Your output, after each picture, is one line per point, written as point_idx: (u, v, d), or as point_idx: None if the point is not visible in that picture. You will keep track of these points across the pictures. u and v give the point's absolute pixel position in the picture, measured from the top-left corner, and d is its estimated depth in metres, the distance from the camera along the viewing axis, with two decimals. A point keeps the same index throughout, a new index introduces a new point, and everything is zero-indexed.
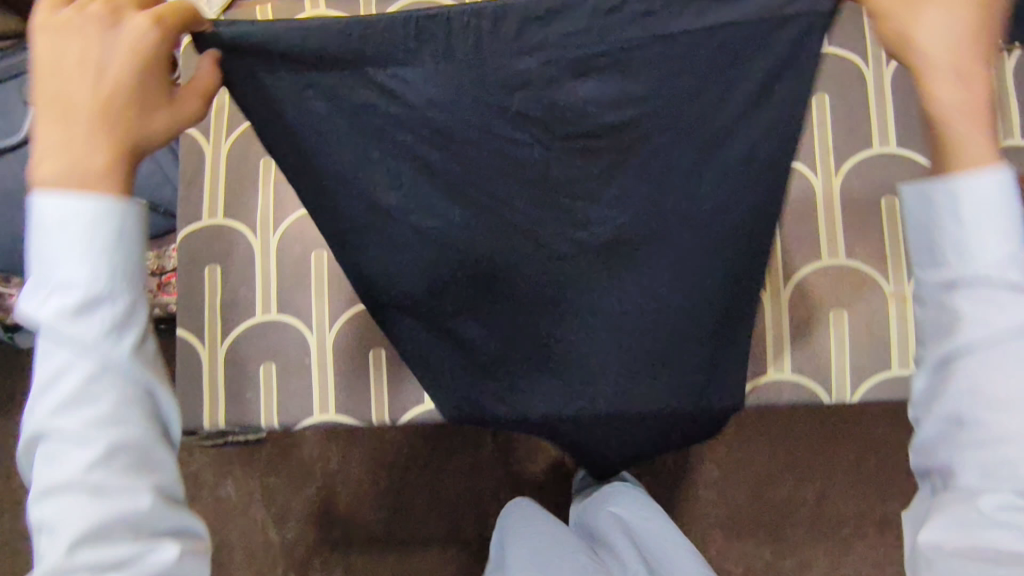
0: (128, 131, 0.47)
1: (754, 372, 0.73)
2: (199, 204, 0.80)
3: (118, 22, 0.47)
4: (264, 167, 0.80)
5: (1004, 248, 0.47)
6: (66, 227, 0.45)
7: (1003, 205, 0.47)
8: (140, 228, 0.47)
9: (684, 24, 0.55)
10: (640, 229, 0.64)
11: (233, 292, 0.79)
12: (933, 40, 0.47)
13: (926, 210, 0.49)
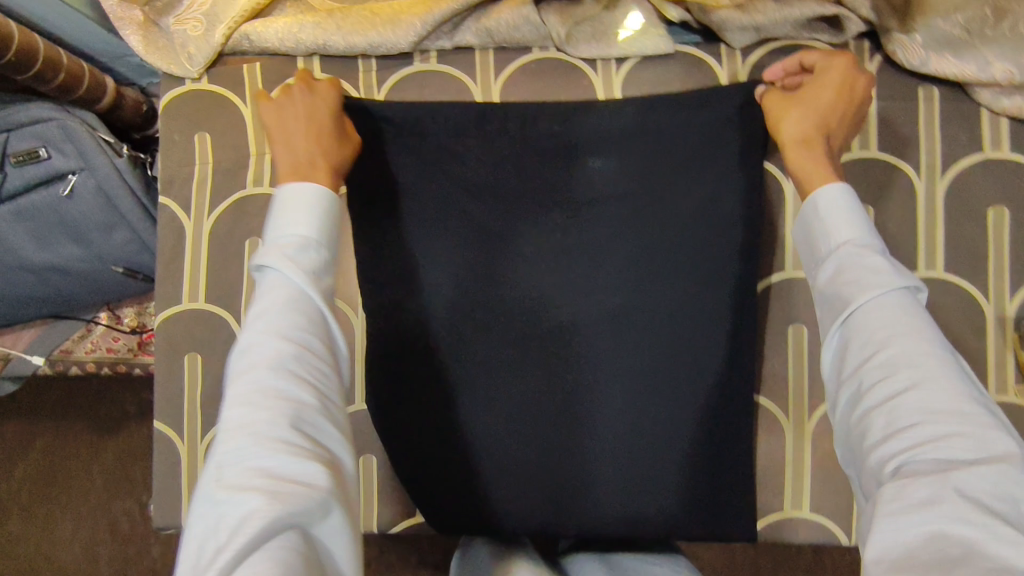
0: (326, 156, 0.60)
1: (767, 509, 0.69)
2: (179, 285, 0.74)
3: (313, 92, 0.64)
4: (249, 249, 0.74)
5: (875, 261, 0.48)
6: (304, 204, 0.51)
7: (848, 214, 0.52)
8: (338, 236, 0.53)
9: (676, 118, 0.67)
10: (614, 316, 0.66)
11: (215, 385, 0.73)
12: (793, 124, 0.61)
13: (821, 228, 0.52)
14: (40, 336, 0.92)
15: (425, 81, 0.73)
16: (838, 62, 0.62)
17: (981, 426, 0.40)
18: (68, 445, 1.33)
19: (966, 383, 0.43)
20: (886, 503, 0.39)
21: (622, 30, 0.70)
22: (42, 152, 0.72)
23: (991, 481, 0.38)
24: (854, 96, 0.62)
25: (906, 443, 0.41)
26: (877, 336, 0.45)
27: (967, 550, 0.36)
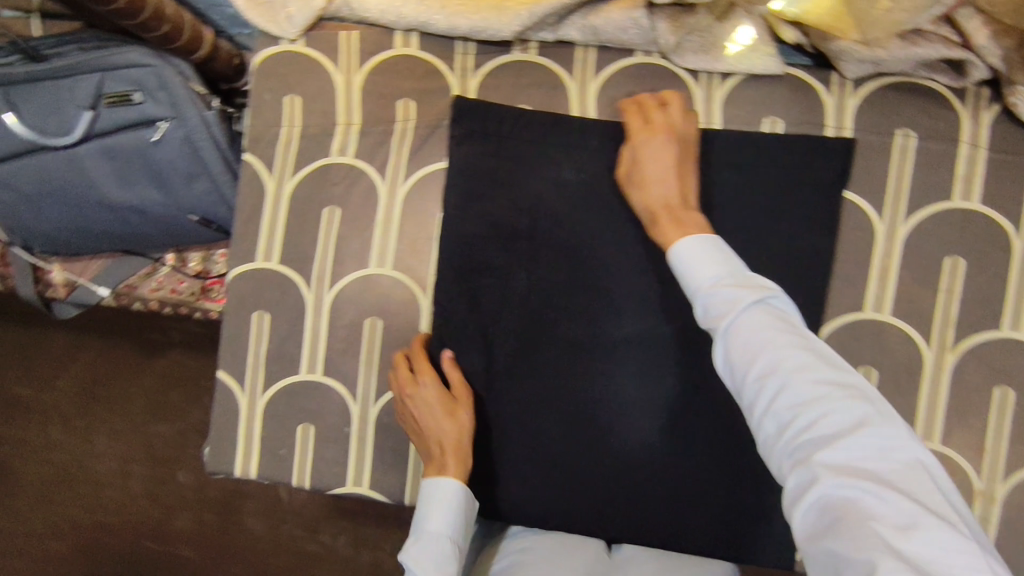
0: (454, 446, 0.68)
1: None
2: (256, 244, 0.75)
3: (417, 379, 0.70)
4: (327, 217, 0.74)
5: (724, 298, 0.53)
6: (438, 500, 0.66)
7: (698, 248, 0.57)
8: (468, 503, 0.67)
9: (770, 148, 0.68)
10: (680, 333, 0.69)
11: (280, 345, 0.75)
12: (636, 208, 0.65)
13: (687, 273, 0.57)
14: (107, 269, 0.94)
15: (521, 71, 0.72)
16: (656, 137, 0.65)
17: (840, 400, 0.46)
18: (109, 367, 1.36)
19: (821, 362, 0.48)
20: (788, 501, 0.46)
21: (731, 43, 0.68)
22: (135, 96, 0.72)
23: (859, 449, 0.44)
24: (688, 163, 0.64)
25: (787, 442, 0.47)
26: (743, 355, 0.50)
27: (850, 521, 0.42)
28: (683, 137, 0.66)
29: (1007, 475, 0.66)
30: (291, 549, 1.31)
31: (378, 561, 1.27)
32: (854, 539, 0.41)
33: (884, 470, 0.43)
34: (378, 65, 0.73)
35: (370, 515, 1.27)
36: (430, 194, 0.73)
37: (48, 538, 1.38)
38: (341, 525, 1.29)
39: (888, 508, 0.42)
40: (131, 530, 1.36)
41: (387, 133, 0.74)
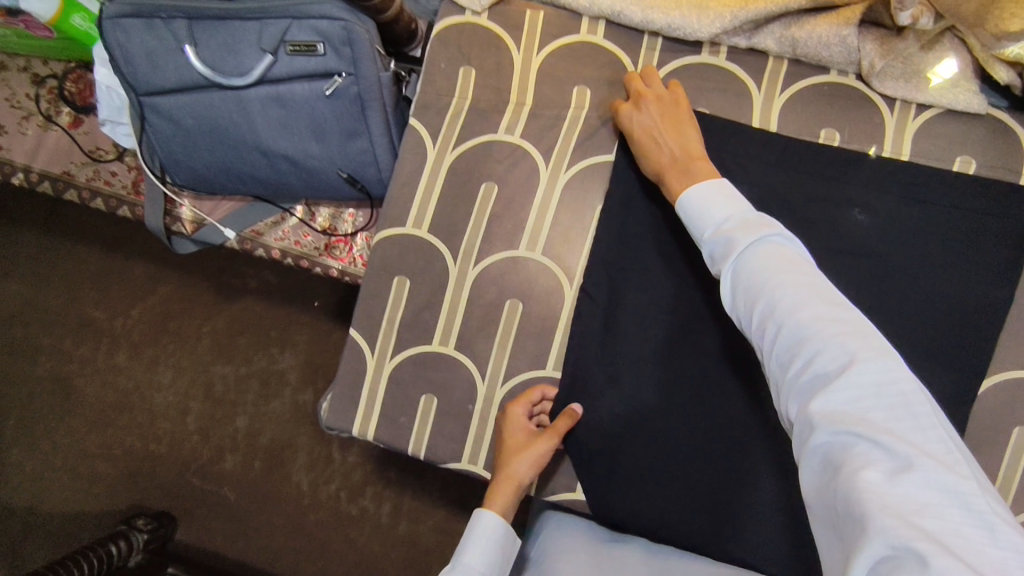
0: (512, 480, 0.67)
1: None
2: (407, 209, 0.75)
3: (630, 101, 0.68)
4: (484, 193, 0.74)
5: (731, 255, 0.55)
6: (485, 534, 0.65)
7: (714, 198, 0.60)
8: (509, 539, 0.66)
9: (961, 191, 0.65)
10: None
11: (416, 313, 0.75)
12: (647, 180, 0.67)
13: (699, 216, 0.60)
14: (236, 211, 0.95)
15: (707, 73, 0.70)
16: (634, 111, 0.67)
17: (837, 338, 0.46)
18: (188, 305, 1.37)
19: (819, 298, 0.48)
20: (794, 449, 0.46)
21: (934, 75, 0.66)
22: (319, 48, 0.72)
23: (855, 389, 0.43)
24: (657, 122, 0.66)
25: (790, 385, 0.47)
26: (748, 298, 0.52)
27: (840, 464, 0.42)
28: (664, 103, 0.67)
29: None
30: (334, 511, 1.30)
31: (419, 537, 1.26)
32: (848, 486, 0.41)
33: (878, 410, 0.42)
34: (560, 49, 0.73)
35: (422, 491, 1.26)
36: (593, 186, 0.72)
37: (99, 459, 1.39)
38: (391, 498, 1.28)
39: (881, 451, 0.41)
40: (179, 465, 1.36)
41: (558, 117, 0.73)
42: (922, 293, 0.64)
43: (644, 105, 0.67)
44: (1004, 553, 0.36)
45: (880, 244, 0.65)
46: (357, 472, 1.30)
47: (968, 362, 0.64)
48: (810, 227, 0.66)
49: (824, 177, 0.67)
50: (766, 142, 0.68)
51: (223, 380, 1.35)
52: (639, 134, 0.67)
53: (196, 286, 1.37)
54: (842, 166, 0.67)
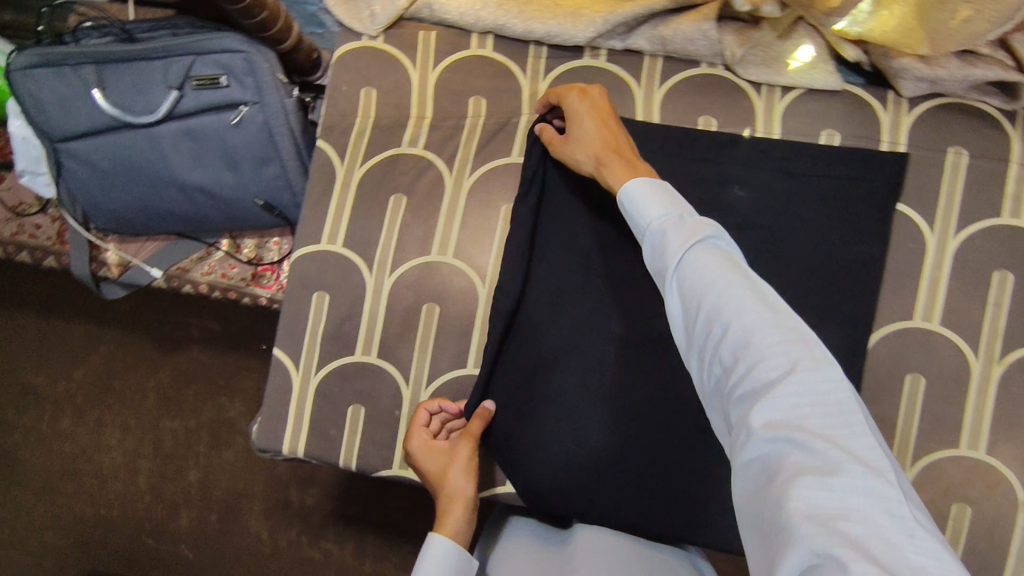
0: (453, 495, 0.70)
1: None
2: (321, 227, 0.78)
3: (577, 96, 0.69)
4: (394, 204, 0.77)
5: (673, 246, 0.55)
6: (435, 557, 0.67)
7: (650, 194, 0.59)
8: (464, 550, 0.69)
9: (829, 161, 0.70)
10: None
11: (337, 326, 0.77)
12: (585, 163, 0.67)
13: (637, 215, 0.60)
14: (162, 250, 0.97)
15: (591, 75, 0.75)
16: (583, 104, 0.68)
17: (778, 345, 0.46)
18: (128, 360, 1.34)
19: (763, 304, 0.49)
20: (733, 453, 0.46)
21: (793, 60, 0.71)
22: (223, 80, 0.76)
23: (793, 396, 0.44)
24: (604, 112, 0.68)
25: (730, 390, 0.48)
26: (691, 301, 0.52)
27: (775, 473, 0.43)
28: (605, 102, 0.69)
29: None
30: (292, 554, 1.27)
31: (383, 573, 1.23)
32: (781, 493, 0.42)
33: (814, 417, 0.43)
34: (452, 64, 0.77)
35: (381, 525, 1.24)
36: (497, 188, 0.76)
37: (48, 530, 1.35)
38: (350, 535, 1.25)
39: (814, 458, 0.42)
40: (131, 527, 1.33)
41: (457, 128, 0.77)
42: (805, 257, 0.69)
43: (591, 102, 0.68)
44: (924, 558, 0.38)
45: (763, 215, 0.70)
46: (317, 514, 1.27)
47: (855, 317, 0.68)
48: (698, 205, 0.71)
49: (708, 159, 0.72)
50: (651, 131, 0.73)
51: (170, 434, 1.32)
52: (586, 127, 0.67)
53: (134, 339, 1.34)
54: (721, 148, 0.72)
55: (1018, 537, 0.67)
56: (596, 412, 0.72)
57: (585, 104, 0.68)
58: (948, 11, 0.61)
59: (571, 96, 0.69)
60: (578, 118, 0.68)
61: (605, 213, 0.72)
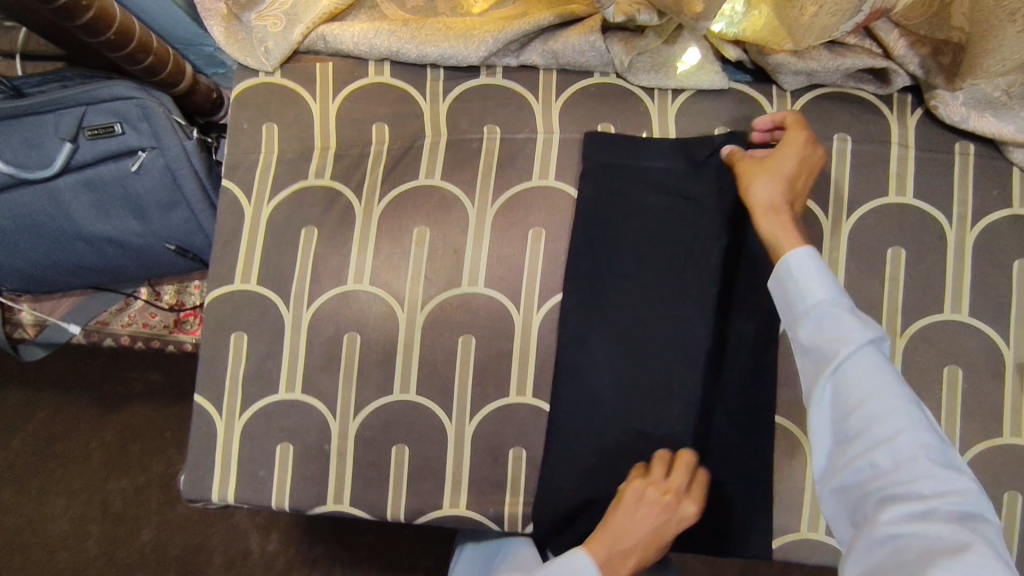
0: (645, 550, 0.65)
1: (785, 530, 0.72)
2: (233, 267, 0.77)
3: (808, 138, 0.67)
4: (305, 237, 0.76)
5: (846, 326, 0.55)
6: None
7: (816, 274, 0.58)
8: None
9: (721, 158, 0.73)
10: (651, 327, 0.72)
11: (258, 365, 0.75)
12: (760, 195, 0.65)
13: (792, 289, 0.59)
14: (79, 304, 0.94)
15: (488, 93, 0.77)
16: (796, 142, 0.67)
17: (931, 462, 0.50)
18: (69, 425, 1.28)
19: (921, 422, 0.52)
20: (857, 542, 0.50)
21: (681, 63, 0.74)
22: (117, 128, 0.75)
23: (941, 508, 0.48)
24: (809, 174, 0.67)
25: (871, 489, 0.52)
26: (840, 397, 0.55)
27: (917, 563, 0.46)
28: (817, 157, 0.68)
29: (964, 453, 0.70)
30: None
31: None
32: None
33: (948, 527, 0.47)
34: (352, 92, 0.78)
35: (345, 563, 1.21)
36: (408, 211, 0.76)
37: None
38: None
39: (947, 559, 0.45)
40: None
41: (362, 155, 0.77)
42: (706, 252, 0.72)
43: (813, 156, 0.67)
44: None
45: (663, 216, 0.74)
46: (280, 559, 1.22)
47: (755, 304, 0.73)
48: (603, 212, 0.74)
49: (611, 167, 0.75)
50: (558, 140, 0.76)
51: (121, 492, 1.26)
52: (787, 161, 0.66)
53: (72, 399, 1.28)
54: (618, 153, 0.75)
55: None
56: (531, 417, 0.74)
57: (804, 151, 0.67)
58: (799, 7, 0.63)
59: (796, 132, 0.67)
60: (791, 151, 0.66)
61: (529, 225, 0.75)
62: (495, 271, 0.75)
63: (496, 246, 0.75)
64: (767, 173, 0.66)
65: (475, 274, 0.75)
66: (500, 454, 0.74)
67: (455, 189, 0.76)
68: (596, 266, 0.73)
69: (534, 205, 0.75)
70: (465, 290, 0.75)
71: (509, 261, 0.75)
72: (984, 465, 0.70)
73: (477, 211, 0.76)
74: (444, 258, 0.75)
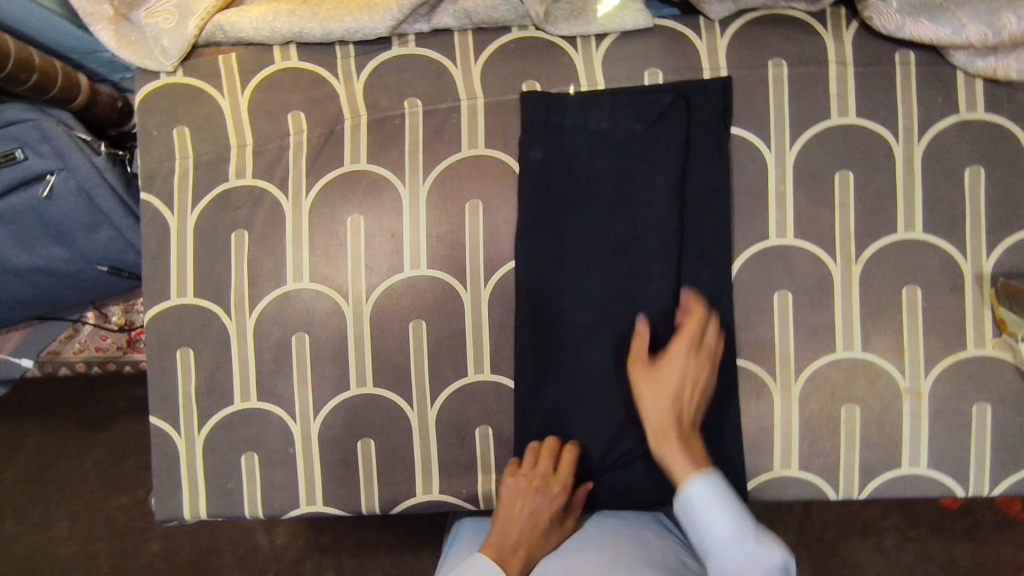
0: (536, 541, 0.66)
1: (760, 470, 0.71)
2: (167, 281, 0.74)
3: (692, 344, 0.67)
4: (236, 241, 0.73)
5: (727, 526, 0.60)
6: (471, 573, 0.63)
7: (718, 508, 0.61)
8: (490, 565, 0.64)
9: (654, 104, 0.70)
10: (603, 287, 0.71)
11: (209, 378, 0.73)
12: (648, 414, 0.66)
13: (704, 523, 0.61)
14: (27, 337, 0.90)
15: (403, 64, 0.73)
16: (677, 359, 0.66)
17: None
18: (58, 447, 1.23)
19: None
20: None
21: (601, 5, 0.70)
22: (18, 154, 0.71)
23: None
24: (697, 381, 0.66)
25: None
26: None
27: None
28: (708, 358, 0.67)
29: (930, 370, 0.70)
30: None
31: None
32: None
33: None
34: (261, 83, 0.73)
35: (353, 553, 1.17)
36: (339, 200, 0.73)
37: None
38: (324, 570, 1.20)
39: None
40: None
41: (281, 148, 0.73)
42: (651, 204, 0.70)
43: (700, 367, 0.66)
44: None
45: (604, 172, 0.71)
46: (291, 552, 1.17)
47: (705, 252, 0.71)
48: (542, 174, 0.71)
49: (547, 126, 0.71)
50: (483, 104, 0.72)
51: (121, 509, 1.21)
52: (671, 377, 0.66)
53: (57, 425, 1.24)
54: (546, 111, 0.71)
55: (907, 421, 0.70)
56: (496, 395, 0.72)
57: (688, 351, 0.66)
58: None
59: (678, 345, 0.67)
60: (677, 354, 0.66)
61: (466, 199, 0.72)
62: (437, 251, 0.72)
63: (434, 224, 0.72)
64: (647, 390, 0.66)
65: (416, 256, 0.72)
66: (467, 435, 0.73)
67: (384, 170, 0.73)
68: (539, 234, 0.71)
69: (468, 178, 0.72)
70: (409, 274, 0.72)
71: (449, 238, 0.72)
72: (950, 380, 0.70)
73: (409, 191, 0.72)
74: (382, 244, 0.73)
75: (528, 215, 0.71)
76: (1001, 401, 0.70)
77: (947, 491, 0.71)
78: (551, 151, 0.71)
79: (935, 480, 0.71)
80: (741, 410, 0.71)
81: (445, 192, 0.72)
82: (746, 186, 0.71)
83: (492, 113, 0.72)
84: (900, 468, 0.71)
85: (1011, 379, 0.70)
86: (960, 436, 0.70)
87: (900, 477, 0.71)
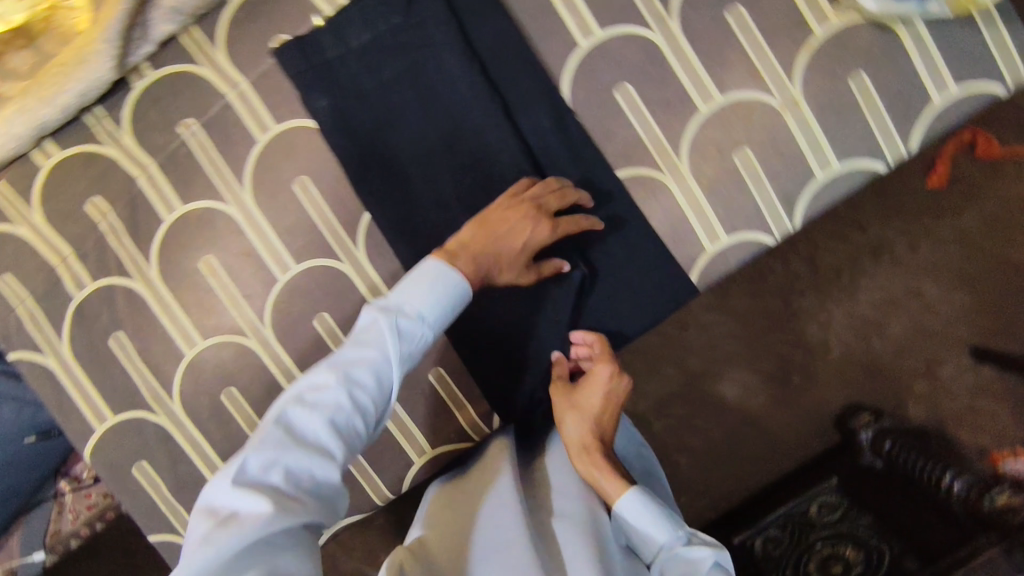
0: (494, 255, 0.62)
1: (694, 257, 0.70)
2: (82, 416, 0.72)
3: (605, 385, 0.66)
4: (117, 345, 0.71)
5: (658, 530, 0.61)
6: (427, 287, 0.59)
7: (651, 518, 0.61)
8: (448, 275, 0.59)
9: None
10: (458, 183, 0.68)
11: (176, 475, 0.73)
12: (570, 433, 0.65)
13: (637, 521, 0.61)
14: (25, 534, 0.88)
15: (155, 95, 0.69)
16: (593, 384, 0.66)
17: None
18: None
19: None
20: None
21: None
22: None
23: None
24: (614, 396, 0.68)
25: None
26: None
27: None
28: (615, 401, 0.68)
29: (793, 75, 0.67)
30: None
31: None
32: None
33: None
34: (43, 191, 0.70)
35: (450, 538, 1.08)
36: (180, 251, 0.70)
37: None
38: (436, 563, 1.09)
39: None
40: None
41: (99, 238, 0.70)
42: (452, 82, 0.66)
43: (614, 383, 0.67)
44: None
45: (393, 77, 0.67)
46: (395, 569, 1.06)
47: (526, 94, 0.68)
48: (341, 115, 0.67)
49: (315, 67, 0.67)
50: (248, 86, 0.68)
51: None
52: (588, 400, 0.66)
53: None
54: (305, 55, 0.67)
55: (799, 133, 0.68)
56: None
57: (599, 401, 0.66)
58: None
59: (596, 369, 0.66)
60: (590, 394, 0.66)
61: (289, 180, 0.69)
62: (295, 243, 0.70)
63: (276, 221, 0.69)
64: (563, 406, 0.65)
65: (279, 259, 0.70)
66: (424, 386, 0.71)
67: (201, 202, 0.69)
68: (372, 173, 0.68)
69: (278, 160, 0.69)
70: (284, 279, 0.70)
71: (298, 225, 0.69)
72: (815, 71, 0.67)
73: (235, 205, 0.69)
74: (243, 267, 0.70)
75: (352, 160, 0.67)
76: (872, 61, 0.67)
77: (869, 173, 0.69)
78: (335, 88, 0.67)
79: (852, 169, 0.68)
80: (647, 215, 0.69)
81: (267, 185, 0.69)
82: (529, 10, 0.67)
83: (261, 88, 0.68)
84: (814, 178, 0.69)
85: (870, 35, 0.67)
86: (853, 116, 0.67)
87: (820, 186, 0.69)
